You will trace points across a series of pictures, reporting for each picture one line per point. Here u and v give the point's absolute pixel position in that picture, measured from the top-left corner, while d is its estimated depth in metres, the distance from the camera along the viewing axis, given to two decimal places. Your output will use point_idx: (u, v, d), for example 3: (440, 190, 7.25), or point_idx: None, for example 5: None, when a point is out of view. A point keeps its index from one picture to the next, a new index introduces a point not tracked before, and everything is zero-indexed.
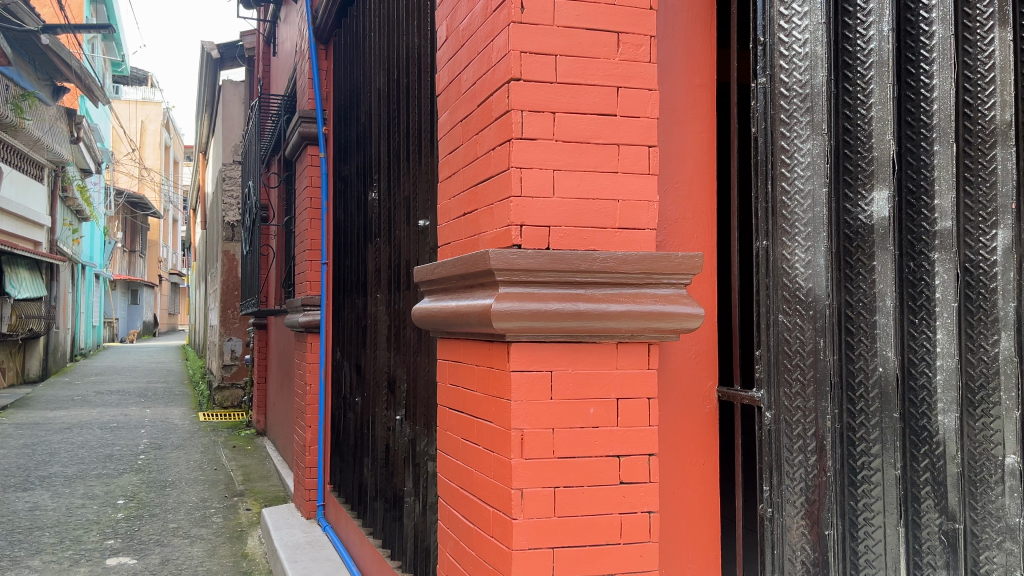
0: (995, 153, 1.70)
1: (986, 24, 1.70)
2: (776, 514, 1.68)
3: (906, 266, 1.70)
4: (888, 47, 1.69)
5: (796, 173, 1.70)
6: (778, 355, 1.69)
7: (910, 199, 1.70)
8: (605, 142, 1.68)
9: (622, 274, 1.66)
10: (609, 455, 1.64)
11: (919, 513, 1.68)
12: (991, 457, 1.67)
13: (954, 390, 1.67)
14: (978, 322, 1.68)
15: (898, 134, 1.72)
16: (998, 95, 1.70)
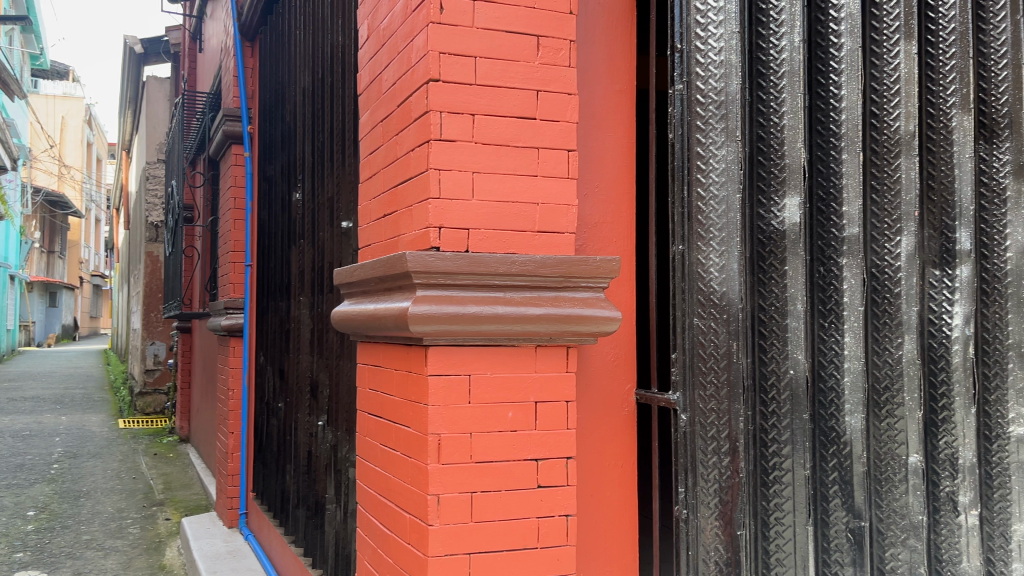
0: (900, 162, 1.80)
1: (892, 37, 1.81)
2: (691, 515, 1.69)
3: (816, 270, 1.77)
4: (799, 58, 1.75)
5: (711, 179, 1.71)
6: (693, 358, 1.70)
7: (820, 205, 1.78)
8: (524, 146, 1.68)
9: (540, 277, 1.65)
10: (526, 459, 1.64)
11: (828, 512, 1.75)
12: (895, 457, 1.75)
13: (861, 392, 1.75)
14: (884, 325, 1.77)
15: (809, 143, 1.80)
16: (903, 105, 1.81)
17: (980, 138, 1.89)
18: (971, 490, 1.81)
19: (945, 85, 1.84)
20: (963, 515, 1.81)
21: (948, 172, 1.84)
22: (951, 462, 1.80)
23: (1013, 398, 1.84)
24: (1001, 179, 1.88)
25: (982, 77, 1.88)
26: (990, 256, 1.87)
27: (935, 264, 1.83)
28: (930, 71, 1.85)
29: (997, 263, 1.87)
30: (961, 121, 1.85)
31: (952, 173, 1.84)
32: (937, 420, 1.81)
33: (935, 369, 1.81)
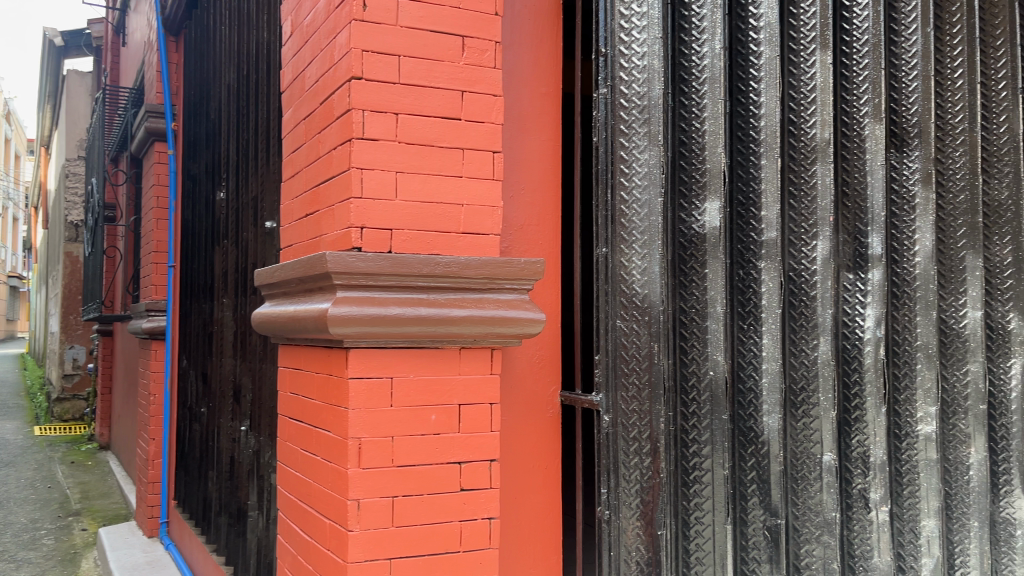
0: (816, 169, 1.86)
1: (809, 47, 1.87)
2: (612, 515, 1.70)
3: (735, 274, 1.82)
4: (720, 64, 1.78)
5: (634, 182, 1.73)
6: (616, 360, 1.71)
7: (740, 210, 1.83)
8: (449, 146, 1.67)
9: (465, 279, 1.63)
10: (449, 462, 1.62)
11: (746, 510, 1.78)
12: (810, 456, 1.81)
13: (778, 393, 1.79)
14: (800, 328, 1.84)
15: (730, 148, 1.85)
16: (818, 114, 1.86)
17: (891, 146, 1.97)
18: (882, 488, 1.87)
19: (858, 94, 1.92)
20: (874, 511, 1.87)
21: (862, 179, 1.91)
22: (863, 460, 1.87)
23: (922, 397, 1.92)
24: (911, 187, 1.96)
25: (893, 88, 1.98)
26: (901, 260, 1.95)
27: (849, 268, 1.90)
28: (844, 81, 1.93)
29: (906, 266, 1.95)
30: (873, 130, 1.92)
31: (865, 180, 1.91)
32: (850, 419, 1.87)
33: (848, 370, 1.89)
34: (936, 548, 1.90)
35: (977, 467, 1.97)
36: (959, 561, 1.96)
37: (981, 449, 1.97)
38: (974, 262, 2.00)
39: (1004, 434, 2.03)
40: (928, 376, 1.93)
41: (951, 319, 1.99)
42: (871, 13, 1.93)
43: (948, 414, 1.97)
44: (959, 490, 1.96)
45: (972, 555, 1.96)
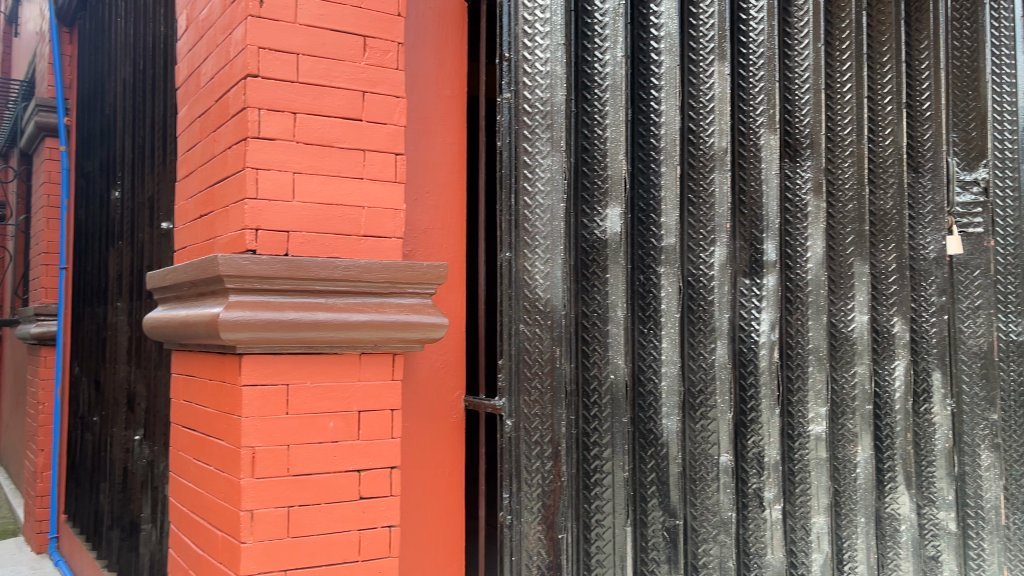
0: (714, 177, 1.91)
1: (707, 58, 1.92)
2: (515, 521, 1.69)
3: (636, 279, 1.86)
4: (621, 72, 1.81)
5: (537, 188, 1.73)
6: (519, 364, 1.70)
7: (640, 216, 1.86)
8: (349, 147, 1.63)
9: (365, 283, 1.59)
10: (348, 470, 1.59)
11: (646, 512, 1.81)
12: (707, 457, 1.85)
13: (677, 395, 1.84)
14: (698, 331, 1.89)
15: (632, 155, 1.88)
16: (716, 123, 1.91)
17: (786, 155, 2.04)
18: (775, 486, 1.94)
19: (754, 105, 1.99)
20: (768, 510, 1.93)
21: (757, 187, 1.98)
22: (758, 460, 1.93)
23: (813, 398, 2.00)
24: (804, 196, 2.04)
25: (788, 100, 2.05)
26: (794, 267, 2.03)
27: (745, 273, 1.97)
28: (742, 93, 2.00)
29: (799, 273, 2.02)
30: (768, 140, 1.99)
31: (760, 188, 1.98)
32: (746, 421, 1.94)
33: (744, 373, 1.95)
34: (826, 544, 1.98)
35: (863, 465, 2.05)
36: (848, 556, 2.04)
37: (868, 448, 2.06)
38: (862, 268, 2.09)
39: (890, 433, 2.12)
40: (819, 378, 2.01)
41: (840, 323, 2.08)
42: (766, 26, 2.00)
43: (838, 415, 2.05)
44: (847, 488, 2.04)
45: (860, 550, 2.04)
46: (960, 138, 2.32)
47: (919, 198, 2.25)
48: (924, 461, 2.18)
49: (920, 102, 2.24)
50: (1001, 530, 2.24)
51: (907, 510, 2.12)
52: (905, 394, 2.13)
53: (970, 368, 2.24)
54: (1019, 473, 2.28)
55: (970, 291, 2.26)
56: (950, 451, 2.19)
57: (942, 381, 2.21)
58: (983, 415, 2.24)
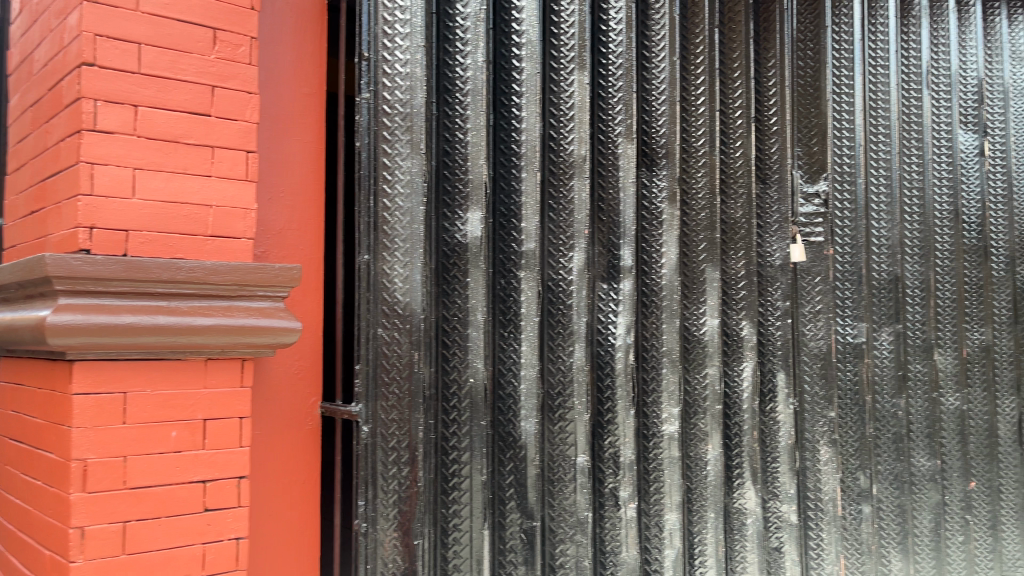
0: (573, 183, 1.95)
1: (568, 67, 1.96)
2: (370, 528, 1.65)
3: (497, 283, 1.87)
4: (482, 77, 1.81)
5: (396, 190, 1.70)
6: (376, 369, 1.66)
7: (502, 220, 1.88)
8: (196, 143, 1.56)
9: (211, 285, 1.51)
10: (192, 481, 1.52)
11: (504, 515, 1.83)
12: (565, 458, 1.88)
13: (535, 398, 1.85)
14: (558, 335, 1.92)
15: (494, 159, 1.90)
16: (576, 131, 1.95)
17: (642, 165, 2.12)
18: (630, 485, 1.99)
19: (613, 114, 2.04)
20: (623, 509, 1.98)
21: (615, 195, 2.04)
22: (614, 460, 1.98)
23: (666, 399, 2.07)
24: (658, 204, 2.11)
25: (645, 111, 2.12)
26: (649, 272, 2.10)
27: (603, 278, 2.03)
28: (601, 101, 2.04)
29: (654, 278, 2.10)
30: (625, 149, 2.04)
31: (618, 197, 2.04)
32: (603, 421, 1.99)
33: (602, 375, 2.00)
34: (678, 539, 2.05)
35: (713, 463, 2.14)
36: (698, 551, 2.13)
37: (717, 446, 2.15)
38: (712, 274, 2.19)
39: (738, 431, 2.23)
40: (672, 379, 2.09)
41: (692, 326, 2.17)
42: (625, 39, 2.05)
43: (691, 415, 2.14)
44: (698, 485, 2.13)
45: (709, 545, 2.13)
46: (804, 152, 2.48)
47: (767, 207, 2.38)
48: (769, 457, 2.30)
49: (767, 117, 2.37)
50: (837, 520, 2.40)
51: (753, 505, 2.23)
52: (752, 394, 2.25)
53: (811, 369, 2.40)
54: (853, 466, 2.47)
55: (811, 296, 2.42)
56: (793, 447, 2.31)
57: (786, 381, 2.33)
58: (823, 412, 2.39)
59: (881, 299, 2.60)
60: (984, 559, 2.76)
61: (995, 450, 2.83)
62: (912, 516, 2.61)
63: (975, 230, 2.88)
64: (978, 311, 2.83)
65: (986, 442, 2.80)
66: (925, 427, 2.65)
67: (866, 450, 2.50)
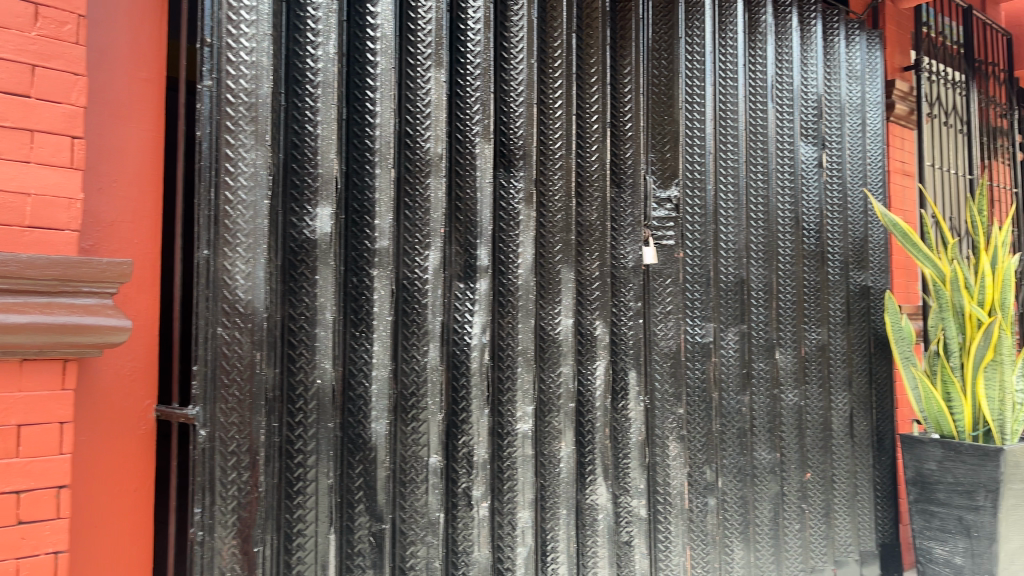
0: (429, 181, 1.93)
1: (424, 64, 1.94)
2: (206, 537, 1.56)
3: (349, 281, 1.82)
4: (333, 70, 1.77)
5: (239, 182, 1.63)
6: (215, 370, 1.59)
7: (354, 217, 1.83)
8: (12, 126, 1.44)
9: (27, 280, 1.40)
10: (3, 492, 1.39)
11: (352, 519, 1.79)
12: (417, 459, 1.87)
13: (386, 399, 1.82)
14: (412, 334, 1.89)
15: (346, 154, 1.84)
16: (432, 129, 1.94)
17: (500, 165, 2.13)
18: (483, 485, 2.00)
19: (470, 113, 2.03)
20: (475, 508, 1.98)
21: (472, 195, 2.03)
22: (467, 459, 1.98)
23: (521, 398, 2.09)
24: (516, 205, 2.13)
25: (503, 112, 2.13)
26: (506, 272, 2.11)
27: (460, 278, 2.02)
28: (458, 99, 2.03)
29: (511, 278, 2.11)
30: (482, 149, 2.05)
31: (475, 196, 2.03)
32: (457, 421, 1.98)
33: (457, 374, 1.99)
34: (529, 537, 2.08)
35: (566, 460, 2.18)
36: (551, 547, 2.15)
37: (570, 443, 2.19)
38: (568, 275, 2.23)
39: (591, 428, 2.28)
40: (527, 378, 2.11)
41: (547, 326, 2.19)
42: (482, 39, 2.06)
43: (544, 412, 2.17)
44: (551, 483, 2.16)
45: (561, 541, 2.16)
46: (657, 158, 2.56)
47: (621, 211, 2.45)
48: (620, 453, 2.36)
49: (622, 123, 2.44)
50: (684, 513, 2.50)
51: (604, 500, 2.28)
52: (604, 392, 2.31)
53: (661, 367, 2.49)
54: (700, 460, 2.58)
55: (662, 297, 2.51)
56: (643, 442, 2.40)
57: (637, 379, 2.41)
58: (671, 409, 2.49)
59: (727, 299, 2.73)
60: (817, 545, 2.95)
61: (828, 442, 3.04)
62: (754, 506, 2.75)
63: (813, 237, 3.08)
64: (815, 312, 3.04)
65: (820, 435, 3.00)
66: (766, 422, 2.81)
67: (712, 445, 2.62)
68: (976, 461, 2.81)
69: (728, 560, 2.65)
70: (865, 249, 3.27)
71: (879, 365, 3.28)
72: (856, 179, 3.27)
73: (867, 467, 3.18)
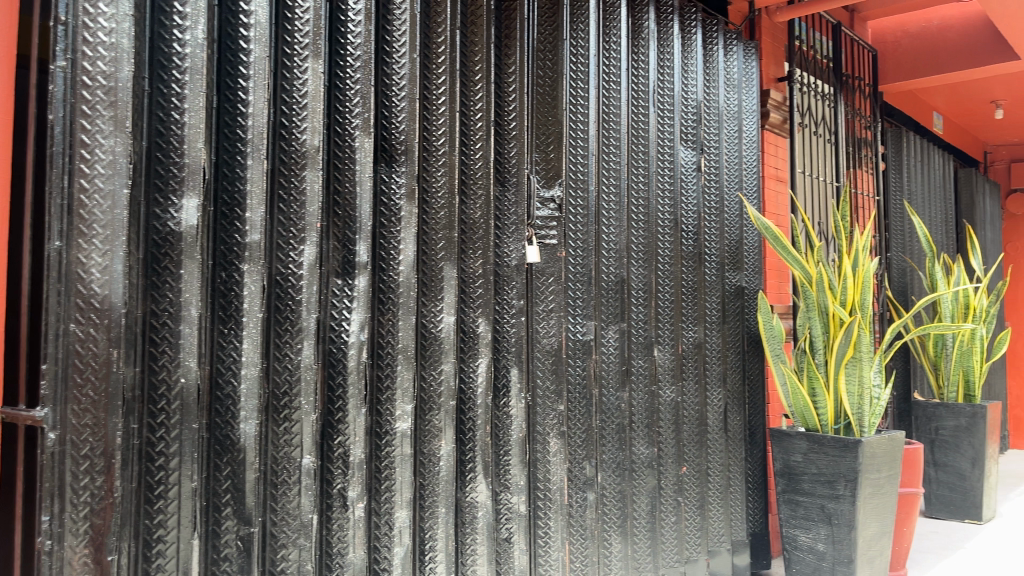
0: (305, 174, 1.88)
1: (302, 53, 1.88)
2: (55, 546, 1.46)
3: (217, 276, 1.75)
4: (201, 56, 1.69)
5: (96, 170, 1.53)
6: (67, 369, 1.49)
7: (224, 209, 1.76)
8: None
9: None
10: None
11: (219, 522, 1.72)
12: (290, 460, 1.83)
13: (256, 399, 1.76)
14: (285, 331, 1.84)
15: (216, 145, 1.77)
16: (309, 121, 1.88)
17: (381, 160, 2.08)
18: (359, 485, 1.96)
19: (350, 106, 1.99)
20: (351, 509, 1.95)
21: (351, 189, 1.99)
22: (343, 459, 1.94)
23: (400, 396, 2.06)
24: (397, 201, 2.09)
25: (385, 106, 2.09)
26: (386, 268, 2.07)
27: (337, 274, 1.97)
28: (337, 92, 1.99)
29: (391, 275, 2.07)
30: (362, 143, 2.01)
31: (354, 190, 1.99)
32: (333, 420, 1.93)
33: (333, 373, 1.95)
34: (407, 537, 2.06)
35: (445, 458, 2.17)
36: (429, 546, 2.14)
37: (449, 442, 2.19)
38: (449, 272, 2.22)
39: (471, 426, 2.27)
40: (407, 376, 2.08)
41: (429, 324, 2.17)
42: (363, 30, 2.02)
43: (425, 411, 2.15)
44: (430, 481, 2.14)
45: (439, 539, 2.15)
46: (541, 158, 2.58)
47: (504, 210, 2.45)
48: (501, 451, 2.37)
49: (507, 122, 2.45)
50: (564, 509, 2.53)
51: (484, 497, 2.28)
52: (485, 389, 2.31)
53: (543, 365, 2.52)
54: (580, 456, 2.63)
55: (544, 295, 2.54)
56: (523, 439, 2.42)
57: (518, 376, 2.42)
58: (552, 406, 2.53)
59: (608, 298, 2.79)
60: (692, 536, 3.05)
61: (704, 437, 3.15)
62: (632, 500, 2.82)
63: (691, 238, 3.18)
64: (692, 311, 3.14)
65: (696, 430, 3.11)
66: (644, 418, 2.88)
67: (592, 440, 2.67)
68: (837, 453, 2.97)
69: (606, 554, 2.70)
70: (740, 251, 3.40)
71: (751, 362, 3.43)
72: (732, 184, 3.40)
73: (739, 460, 3.31)
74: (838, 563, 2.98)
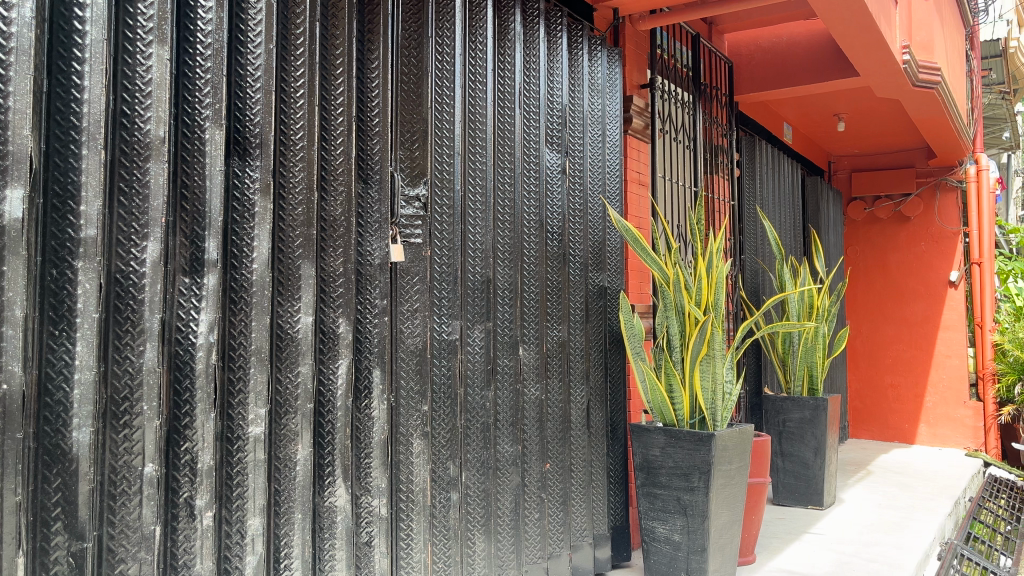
0: (149, 166, 1.78)
1: (145, 38, 1.78)
2: None
3: (47, 273, 1.62)
4: (29, 36, 1.57)
5: None
6: None
7: (55, 202, 1.63)
8: None
9: None
10: None
11: (47, 539, 1.60)
12: (130, 469, 1.73)
13: (90, 405, 1.65)
14: (125, 333, 1.73)
15: (46, 133, 1.63)
16: (153, 110, 1.78)
17: (234, 153, 1.99)
18: (207, 493, 1.88)
19: (199, 95, 1.90)
20: (198, 518, 1.86)
21: (200, 182, 1.90)
22: (190, 468, 1.85)
23: (253, 400, 1.99)
24: (251, 196, 2.01)
25: (238, 97, 2.00)
26: (239, 267, 1.99)
27: (184, 272, 1.87)
28: (185, 80, 1.88)
29: (244, 273, 1.99)
30: (212, 135, 1.92)
31: (203, 184, 1.90)
32: (180, 426, 1.83)
33: (179, 377, 1.85)
34: (259, 545, 1.99)
35: (302, 463, 2.12)
36: (283, 554, 2.07)
37: (306, 446, 2.13)
38: (308, 271, 2.16)
39: (330, 430, 2.22)
40: (260, 379, 2.01)
41: (285, 324, 2.10)
42: (214, 18, 1.93)
43: (280, 414, 2.08)
44: (286, 487, 2.08)
45: (295, 546, 2.09)
46: (406, 156, 2.55)
47: (367, 207, 2.39)
48: (362, 454, 2.33)
49: (370, 118, 2.41)
50: (425, 510, 2.52)
51: (343, 502, 2.23)
52: (345, 392, 2.26)
53: (406, 365, 2.50)
54: (444, 457, 2.62)
55: (409, 295, 2.52)
56: (384, 441, 2.38)
57: (380, 377, 2.39)
58: (416, 407, 2.51)
59: (474, 298, 2.79)
60: (555, 531, 3.11)
61: (566, 434, 3.21)
62: (496, 498, 2.84)
63: (556, 239, 3.22)
64: (556, 311, 3.20)
65: (559, 427, 3.17)
66: (509, 417, 2.91)
67: (456, 440, 2.66)
68: (692, 446, 3.10)
69: (469, 554, 2.71)
70: (603, 252, 3.49)
71: (612, 360, 3.52)
72: (595, 187, 3.48)
73: (601, 455, 3.41)
74: (693, 553, 3.11)
